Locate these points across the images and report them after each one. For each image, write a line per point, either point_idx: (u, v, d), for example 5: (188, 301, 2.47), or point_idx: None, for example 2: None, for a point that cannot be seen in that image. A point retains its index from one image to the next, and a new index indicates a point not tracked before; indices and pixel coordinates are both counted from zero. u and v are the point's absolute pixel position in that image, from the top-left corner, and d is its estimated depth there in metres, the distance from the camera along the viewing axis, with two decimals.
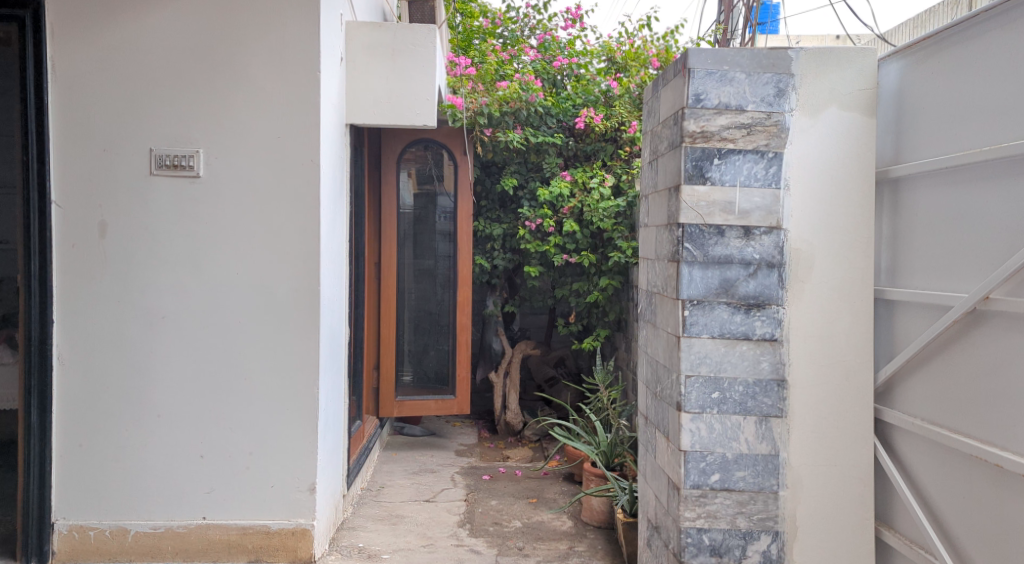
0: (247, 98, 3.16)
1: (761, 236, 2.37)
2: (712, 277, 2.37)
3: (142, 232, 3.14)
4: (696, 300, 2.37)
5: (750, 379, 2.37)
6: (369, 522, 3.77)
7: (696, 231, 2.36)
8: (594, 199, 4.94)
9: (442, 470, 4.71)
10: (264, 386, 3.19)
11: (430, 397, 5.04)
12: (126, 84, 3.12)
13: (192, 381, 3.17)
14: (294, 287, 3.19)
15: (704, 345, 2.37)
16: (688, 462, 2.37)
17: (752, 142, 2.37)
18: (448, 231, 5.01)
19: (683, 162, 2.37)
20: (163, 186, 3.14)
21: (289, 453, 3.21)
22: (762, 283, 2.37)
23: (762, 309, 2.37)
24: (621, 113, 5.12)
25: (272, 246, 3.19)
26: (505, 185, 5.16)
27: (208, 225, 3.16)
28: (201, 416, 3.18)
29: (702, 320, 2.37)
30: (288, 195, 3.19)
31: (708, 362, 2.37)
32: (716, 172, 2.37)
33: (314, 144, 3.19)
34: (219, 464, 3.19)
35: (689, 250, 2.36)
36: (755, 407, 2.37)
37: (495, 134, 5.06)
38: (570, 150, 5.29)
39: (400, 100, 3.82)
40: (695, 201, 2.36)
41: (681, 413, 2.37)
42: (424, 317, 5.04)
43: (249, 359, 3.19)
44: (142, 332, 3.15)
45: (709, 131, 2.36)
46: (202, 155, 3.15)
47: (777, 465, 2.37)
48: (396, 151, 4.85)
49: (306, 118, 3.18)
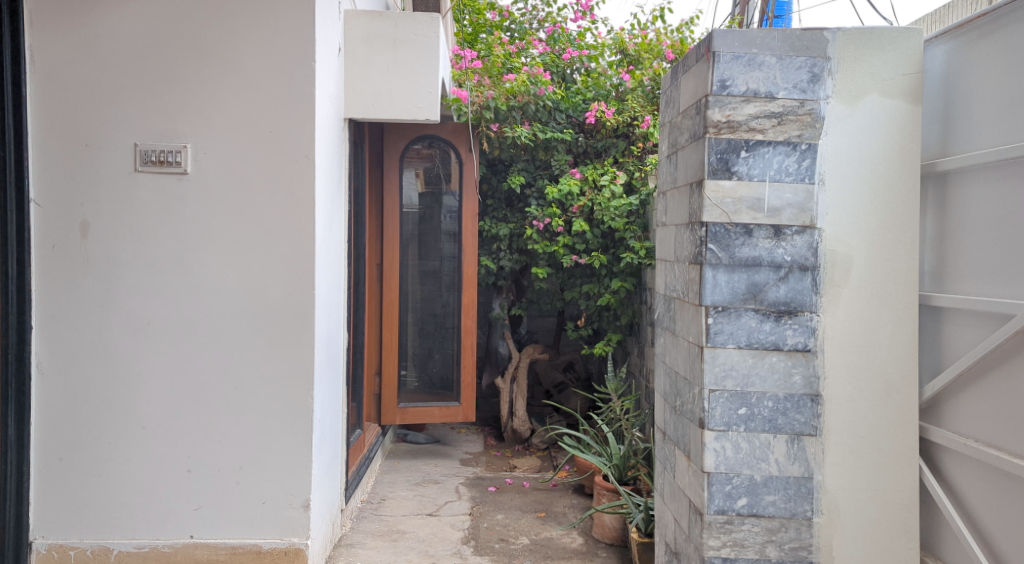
0: (237, 89, 2.93)
1: (792, 236, 2.15)
2: (739, 282, 2.15)
3: (126, 232, 2.91)
4: (720, 307, 2.15)
5: (781, 394, 2.15)
6: (368, 538, 3.57)
7: (721, 231, 2.15)
8: (605, 198, 4.73)
9: (446, 481, 4.50)
10: (255, 397, 2.97)
11: (433, 404, 4.84)
12: (109, 74, 2.89)
13: (180, 393, 2.95)
14: (287, 291, 2.97)
15: (730, 356, 2.15)
16: (711, 486, 2.15)
17: (783, 133, 2.15)
18: (454, 232, 4.80)
19: (706, 155, 2.15)
20: (148, 183, 2.91)
21: (282, 468, 2.99)
22: (793, 288, 2.15)
23: (793, 317, 2.15)
24: (633, 107, 4.90)
25: (264, 246, 2.96)
26: (511, 183, 4.94)
27: (196, 225, 2.93)
28: (188, 429, 2.96)
29: (728, 329, 2.15)
30: (280, 193, 2.96)
31: (734, 375, 2.15)
32: (742, 166, 2.15)
33: (310, 138, 2.96)
34: (208, 480, 2.97)
35: (712, 252, 2.15)
36: (786, 425, 2.15)
37: (502, 129, 4.85)
38: (579, 146, 5.06)
39: (403, 92, 3.62)
40: (719, 198, 2.15)
41: (704, 432, 2.16)
42: (428, 320, 4.83)
43: (240, 369, 2.97)
44: (124, 339, 2.93)
45: (735, 121, 2.15)
46: (190, 151, 2.92)
47: (810, 489, 2.15)
48: (399, 148, 4.68)
49: (300, 110, 2.95)
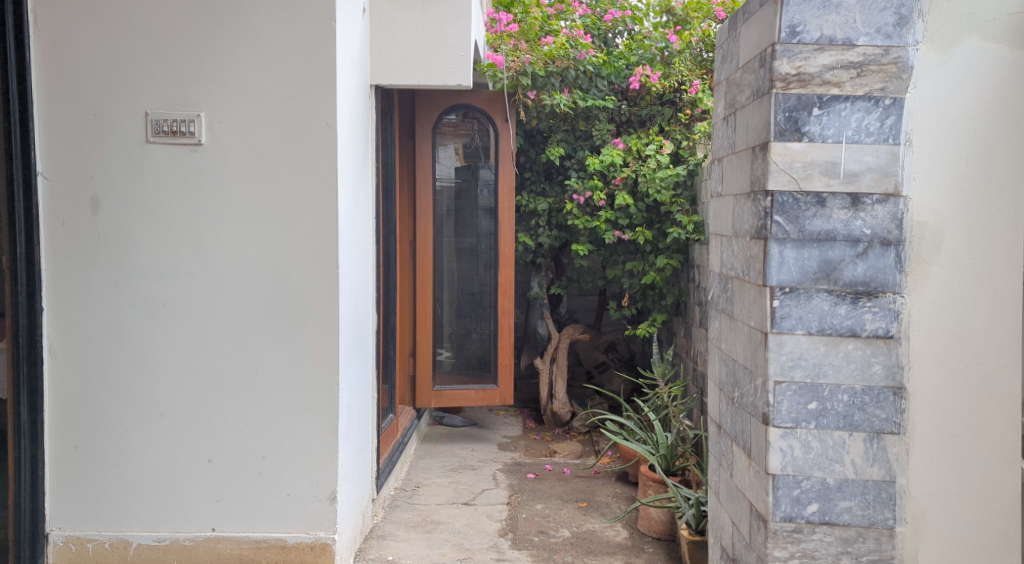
0: (253, 53, 2.72)
1: (872, 205, 1.84)
2: (809, 259, 1.86)
3: (139, 207, 2.72)
4: (788, 287, 1.87)
5: (858, 387, 1.85)
6: (401, 529, 3.36)
7: (789, 201, 1.86)
8: (651, 169, 4.48)
9: (483, 467, 4.29)
10: (276, 383, 2.76)
11: (470, 387, 4.66)
12: (119, 38, 2.69)
13: (197, 378, 2.74)
14: (309, 270, 2.76)
15: (799, 343, 1.87)
16: (777, 490, 1.87)
17: (863, 86, 1.84)
18: (490, 207, 4.58)
19: (773, 114, 1.86)
20: (161, 155, 2.72)
21: (305, 458, 2.77)
22: (873, 265, 1.85)
23: (873, 299, 1.85)
24: (681, 71, 4.62)
25: (284, 221, 2.75)
26: (550, 154, 4.69)
27: (212, 199, 2.73)
28: (207, 416, 2.75)
29: (796, 314, 1.87)
30: (301, 164, 2.75)
31: (803, 365, 1.87)
32: (814, 125, 1.84)
33: (331, 104, 2.74)
34: (229, 470, 2.76)
35: (779, 225, 1.87)
36: (864, 422, 1.85)
37: (540, 97, 4.58)
38: (622, 115, 4.79)
39: (433, 56, 3.39)
40: (788, 162, 1.85)
41: (768, 429, 1.88)
42: (465, 299, 4.63)
43: (262, 352, 2.76)
44: (139, 320, 2.74)
45: (807, 73, 1.84)
46: (204, 120, 2.72)
47: (892, 495, 1.86)
48: (432, 119, 4.45)
49: (320, 75, 2.73)
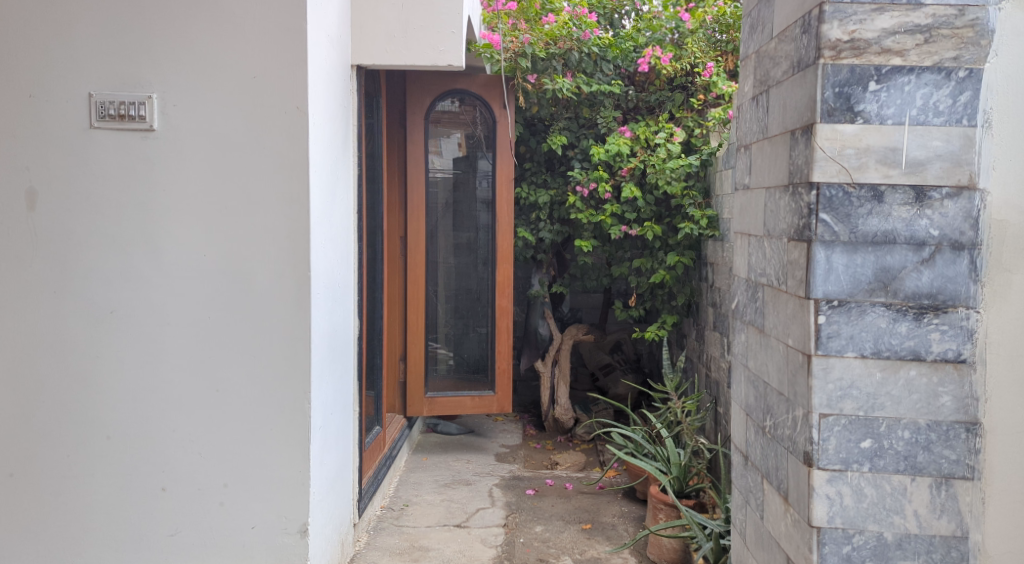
0: (211, 26, 2.38)
1: (940, 201, 1.51)
2: (863, 266, 1.53)
3: (82, 202, 2.40)
4: (835, 300, 1.54)
5: (922, 422, 1.52)
6: (386, 557, 3.04)
7: (839, 195, 1.54)
8: (661, 158, 4.14)
9: (479, 482, 3.97)
10: (239, 402, 2.44)
11: (465, 393, 4.34)
12: (60, 9, 2.36)
13: (149, 395, 2.42)
14: (277, 273, 2.43)
15: (850, 368, 1.54)
16: (823, 546, 1.54)
17: (932, 55, 1.51)
18: (488, 200, 4.26)
19: (820, 91, 1.53)
20: (107, 142, 2.39)
21: (273, 486, 2.45)
22: (942, 274, 1.51)
23: (941, 315, 1.52)
24: (694, 52, 4.29)
25: (247, 219, 2.42)
26: (552, 143, 4.36)
27: (167, 193, 2.41)
28: (161, 439, 2.43)
29: (846, 332, 1.54)
30: (266, 154, 2.42)
31: (855, 395, 1.54)
32: (870, 102, 1.52)
33: (303, 83, 2.41)
34: (186, 500, 2.44)
35: (826, 225, 1.54)
36: (930, 464, 1.52)
37: (541, 81, 4.22)
38: (630, 100, 4.47)
39: (422, 33, 3.05)
40: (837, 148, 1.53)
41: (812, 473, 1.55)
42: (461, 297, 4.32)
43: (223, 366, 2.43)
44: (83, 331, 2.41)
45: (863, 39, 1.52)
46: (156, 102, 2.38)
47: (963, 554, 1.52)
48: (425, 105, 4.11)
49: (289, 51, 2.40)
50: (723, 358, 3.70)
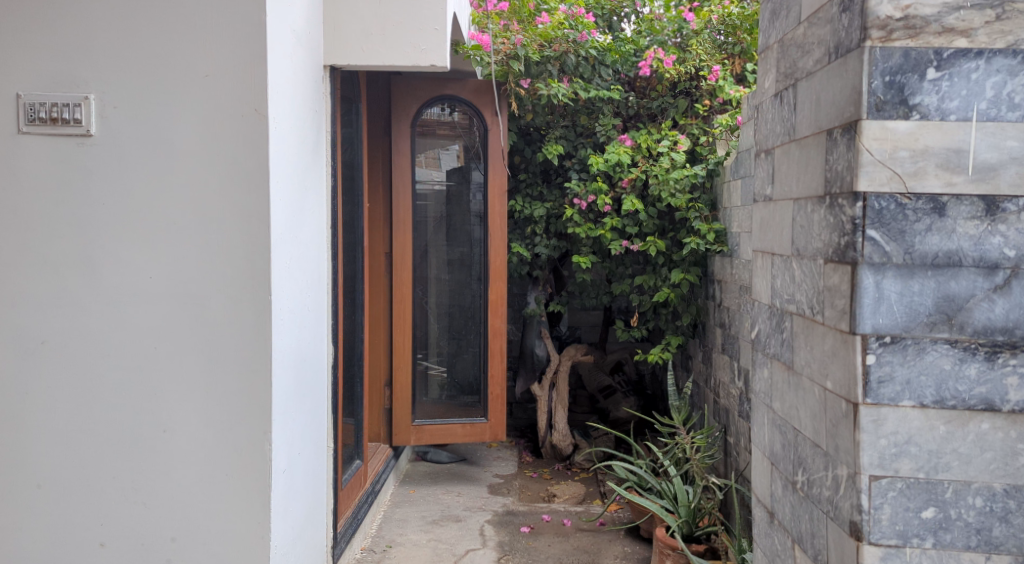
0: (156, 19, 2.12)
1: (1017, 214, 1.23)
2: (921, 295, 1.25)
3: (10, 218, 2.13)
4: (887, 337, 1.26)
5: (998, 487, 1.23)
6: None
7: (891, 208, 1.26)
8: (664, 169, 3.86)
9: (469, 519, 3.66)
10: (188, 444, 2.16)
11: (456, 421, 4.04)
12: None
13: (86, 437, 2.14)
14: (231, 299, 2.15)
15: (906, 421, 1.26)
16: None
17: (1005, 35, 1.23)
18: (480, 213, 4.00)
19: (866, 80, 1.25)
20: (39, 149, 2.13)
21: (227, 541, 2.16)
22: (1020, 303, 1.23)
23: (1019, 354, 1.23)
24: (698, 54, 4.01)
25: (198, 237, 2.15)
26: (548, 152, 4.08)
27: (107, 207, 2.14)
28: (98, 486, 2.15)
29: (901, 377, 1.26)
30: (218, 163, 2.14)
31: (912, 453, 1.25)
32: (928, 94, 1.24)
33: (262, 83, 2.14)
34: (127, 556, 2.15)
35: (875, 245, 1.26)
36: (1007, 539, 1.24)
37: (535, 86, 3.97)
38: (631, 107, 4.20)
39: (402, 31, 2.79)
40: (887, 151, 1.25)
41: (862, 549, 1.26)
42: (453, 317, 4.03)
43: (170, 404, 2.15)
44: (12, 364, 2.14)
45: (919, 16, 1.25)
46: (93, 103, 2.12)
47: None
48: (411, 112, 3.84)
49: (245, 47, 2.13)
50: (734, 384, 3.40)
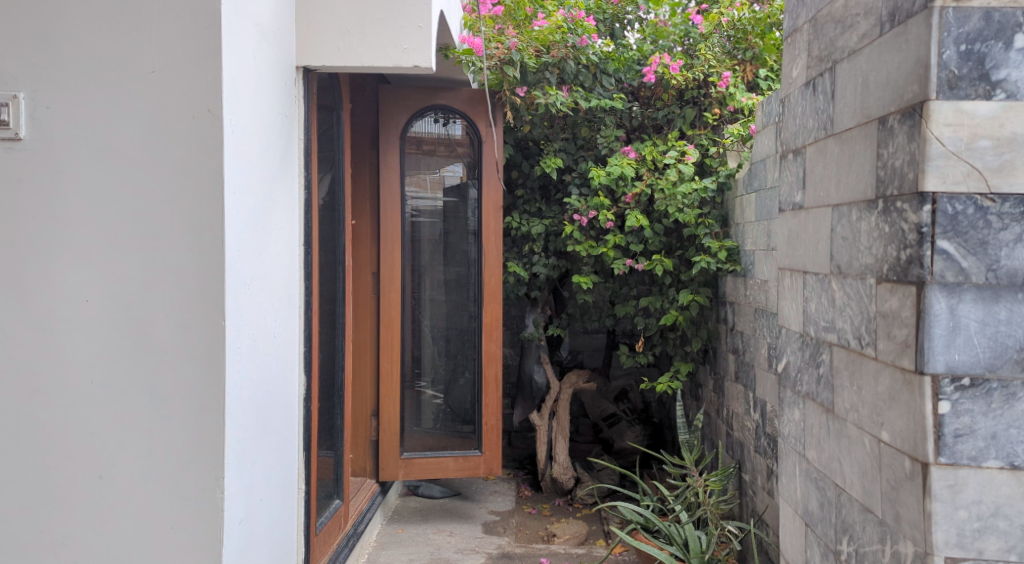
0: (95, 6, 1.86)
1: None
2: (1008, 327, 1.16)
3: None
4: (966, 380, 1.16)
5: None
6: None
7: (969, 220, 1.17)
8: (670, 183, 3.59)
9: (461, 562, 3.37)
10: (128, 493, 1.88)
11: (447, 454, 3.74)
12: None
13: (11, 484, 1.88)
14: (179, 327, 1.88)
15: (991, 488, 1.16)
16: None
17: None
18: (475, 230, 3.72)
19: (937, 50, 1.17)
20: None
21: None
22: None
23: None
24: (707, 60, 3.75)
25: (140, 255, 1.88)
26: (546, 166, 3.81)
27: (39, 222, 1.88)
28: (25, 541, 1.88)
29: (985, 431, 1.16)
30: (165, 171, 1.88)
31: (999, 528, 1.16)
32: (1012, 67, 1.16)
33: (216, 79, 1.88)
34: None
35: (948, 260, 1.16)
36: None
37: (533, 94, 3.71)
38: (634, 118, 3.95)
39: (383, 28, 2.54)
40: (965, 138, 1.17)
41: None
42: (445, 342, 3.75)
43: (107, 447, 1.88)
44: None
45: None
46: (22, 103, 1.87)
47: None
48: (400, 123, 3.60)
49: (198, 38, 1.87)
50: (750, 417, 3.11)
